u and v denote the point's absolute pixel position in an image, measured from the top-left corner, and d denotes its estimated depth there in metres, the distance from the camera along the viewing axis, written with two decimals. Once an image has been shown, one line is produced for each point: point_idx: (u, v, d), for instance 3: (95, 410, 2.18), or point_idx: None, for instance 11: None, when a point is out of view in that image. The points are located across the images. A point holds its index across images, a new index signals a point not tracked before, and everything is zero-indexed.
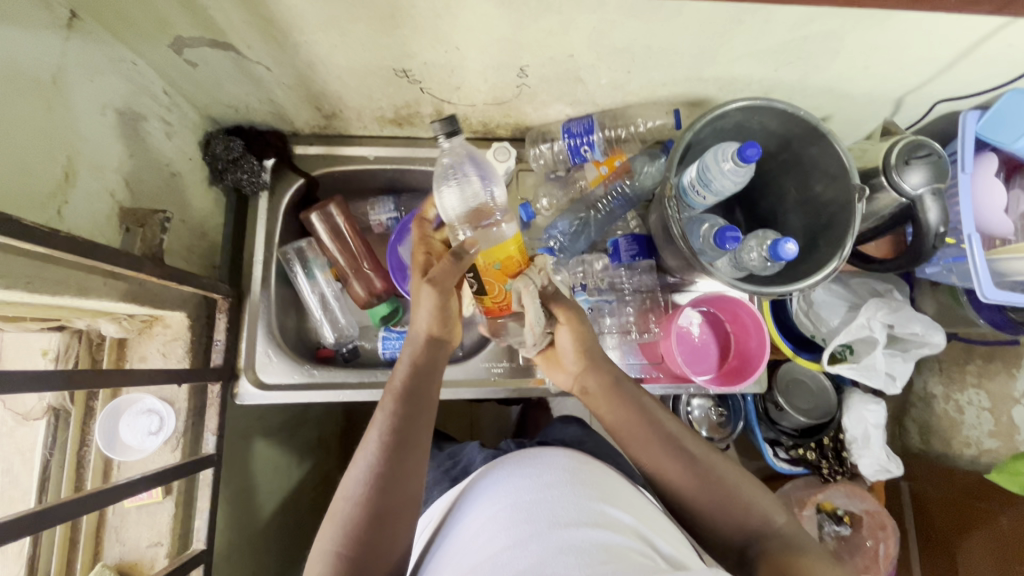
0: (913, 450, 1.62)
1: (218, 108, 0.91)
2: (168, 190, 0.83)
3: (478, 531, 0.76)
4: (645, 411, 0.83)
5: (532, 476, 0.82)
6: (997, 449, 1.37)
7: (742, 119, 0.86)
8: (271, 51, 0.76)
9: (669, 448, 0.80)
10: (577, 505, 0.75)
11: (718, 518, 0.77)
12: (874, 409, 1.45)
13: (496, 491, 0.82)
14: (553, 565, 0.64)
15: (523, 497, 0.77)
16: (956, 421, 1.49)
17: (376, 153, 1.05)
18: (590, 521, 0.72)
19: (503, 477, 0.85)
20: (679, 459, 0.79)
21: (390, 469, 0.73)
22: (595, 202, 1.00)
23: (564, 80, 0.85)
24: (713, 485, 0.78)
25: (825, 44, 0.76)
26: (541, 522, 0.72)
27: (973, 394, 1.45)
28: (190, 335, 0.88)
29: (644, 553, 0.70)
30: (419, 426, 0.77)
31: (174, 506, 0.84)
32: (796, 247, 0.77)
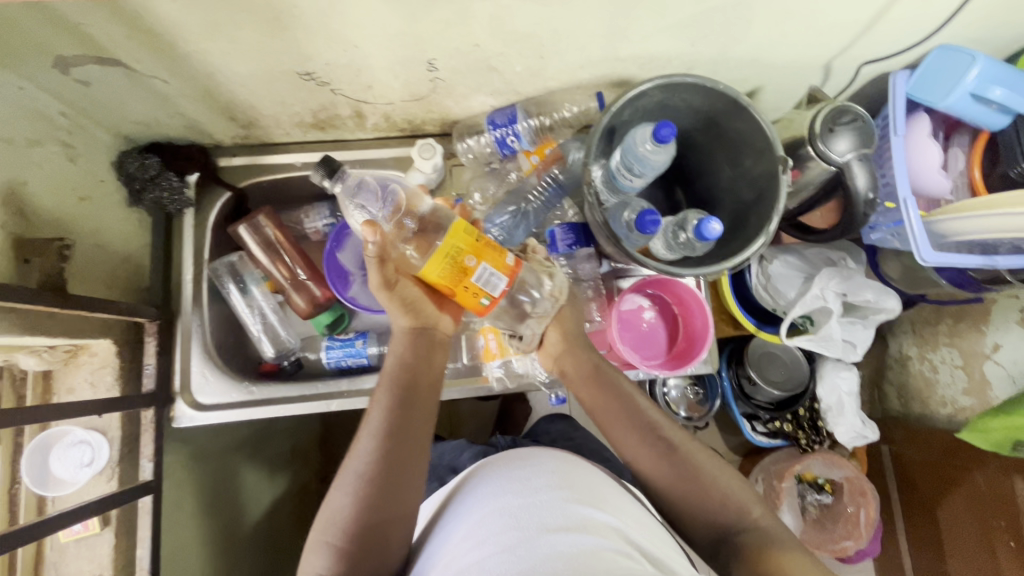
0: (893, 413, 1.59)
1: (128, 126, 0.88)
2: (76, 216, 0.80)
3: (463, 541, 0.73)
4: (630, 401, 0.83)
5: (520, 478, 0.78)
6: (973, 406, 1.33)
7: (663, 98, 0.83)
8: (161, 63, 0.72)
9: (648, 437, 0.80)
10: (563, 510, 0.72)
11: (694, 506, 0.76)
12: (846, 375, 1.43)
13: (480, 494, 0.78)
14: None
15: (509, 503, 0.74)
16: (931, 380, 1.46)
17: (303, 159, 1.02)
18: (576, 530, 0.69)
19: (488, 479, 0.81)
20: (659, 448, 0.79)
21: (387, 465, 0.71)
22: (528, 193, 0.98)
23: (477, 70, 0.82)
24: (689, 477, 0.77)
25: (734, 14, 0.74)
26: (528, 531, 0.69)
27: (946, 352, 1.41)
28: (118, 362, 0.85)
29: (632, 558, 0.68)
30: (416, 420, 0.76)
31: (114, 538, 0.82)
32: (721, 225, 0.75)
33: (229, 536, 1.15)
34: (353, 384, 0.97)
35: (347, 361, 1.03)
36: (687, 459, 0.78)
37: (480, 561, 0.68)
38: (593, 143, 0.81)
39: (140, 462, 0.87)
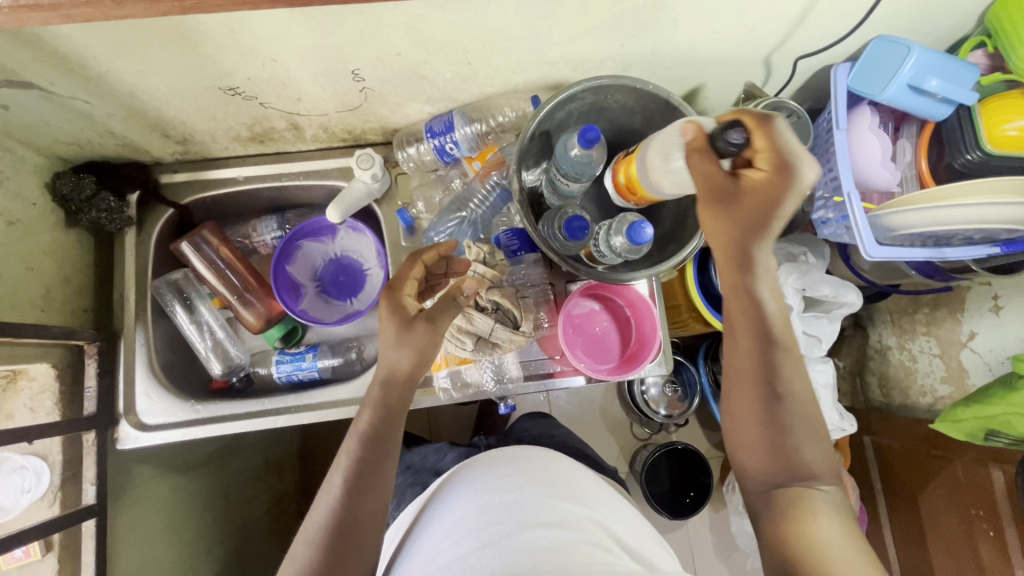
0: (875, 403, 1.56)
1: (61, 147, 0.87)
2: (6, 241, 0.80)
3: (445, 534, 0.78)
4: (762, 330, 0.67)
5: (502, 477, 0.84)
6: (950, 395, 1.31)
7: (596, 100, 0.82)
8: (77, 83, 0.71)
9: (758, 375, 0.67)
10: (543, 505, 0.78)
11: (761, 443, 0.66)
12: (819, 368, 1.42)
13: (461, 492, 0.84)
14: (517, 565, 0.68)
15: (491, 499, 0.80)
16: (911, 370, 1.43)
17: (246, 173, 1.01)
18: (558, 521, 0.76)
19: (471, 476, 0.87)
20: (771, 388, 0.66)
21: (342, 524, 0.70)
22: (472, 198, 0.97)
23: (406, 78, 0.81)
24: (777, 430, 0.66)
25: (658, 13, 0.73)
26: (509, 524, 0.75)
27: (924, 341, 1.39)
28: (57, 386, 0.84)
29: (606, 548, 0.74)
30: (379, 476, 0.74)
31: (57, 563, 0.82)
32: (653, 230, 0.75)
33: (196, 552, 1.15)
34: (299, 399, 0.96)
35: (298, 374, 1.02)
36: (788, 407, 0.66)
37: (459, 554, 0.72)
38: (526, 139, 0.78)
39: (85, 485, 0.86)
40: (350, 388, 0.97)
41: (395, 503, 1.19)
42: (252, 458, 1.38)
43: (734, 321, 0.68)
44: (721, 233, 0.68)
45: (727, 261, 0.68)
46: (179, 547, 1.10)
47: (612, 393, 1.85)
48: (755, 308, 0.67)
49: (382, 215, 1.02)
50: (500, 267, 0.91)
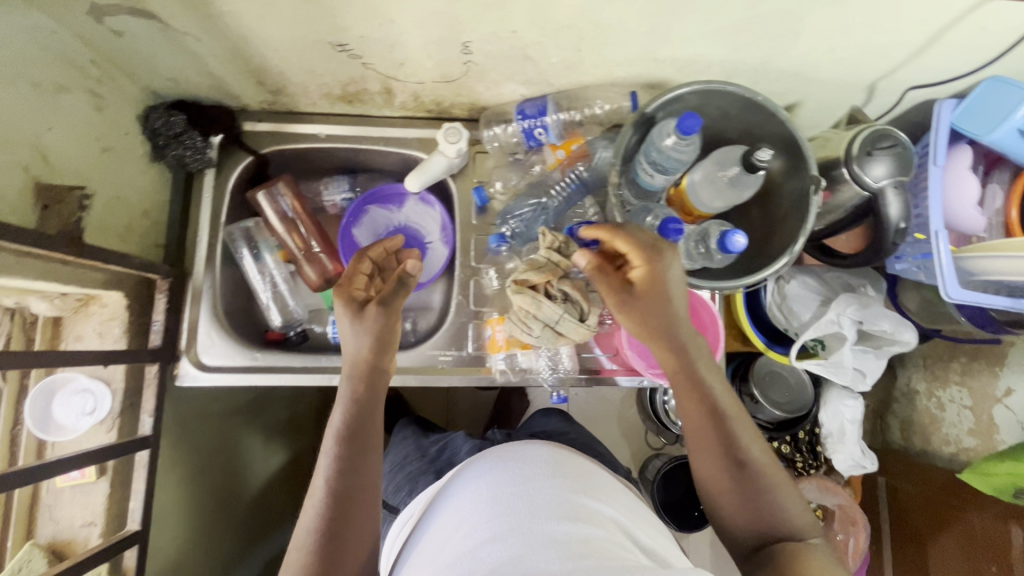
0: (893, 445, 1.55)
1: (157, 81, 0.88)
2: (99, 166, 0.80)
3: (456, 525, 0.74)
4: (711, 399, 0.73)
5: (515, 468, 0.80)
6: (975, 448, 1.30)
7: (698, 104, 0.81)
8: (198, 20, 0.71)
9: (721, 441, 0.71)
10: (557, 498, 0.74)
11: (735, 512, 0.70)
12: (851, 404, 1.41)
13: (472, 482, 0.80)
14: (533, 558, 0.63)
15: (503, 489, 0.75)
16: (936, 419, 1.42)
17: (327, 131, 1.01)
18: (573, 514, 0.72)
19: (482, 466, 0.83)
20: (737, 444, 0.71)
21: (333, 525, 0.69)
22: (551, 187, 0.97)
23: (512, 57, 0.81)
24: (749, 496, 0.69)
25: (783, 23, 0.72)
26: (522, 514, 0.71)
27: (956, 391, 1.37)
28: (127, 315, 0.85)
29: (624, 545, 0.71)
30: (365, 466, 0.73)
31: (109, 488, 0.83)
32: (745, 239, 0.73)
33: (222, 498, 1.16)
34: None
35: None
36: (756, 463, 0.70)
37: (470, 544, 0.68)
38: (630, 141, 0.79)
39: (142, 417, 0.87)
40: (406, 357, 0.97)
41: (409, 482, 1.17)
42: (279, 413, 1.40)
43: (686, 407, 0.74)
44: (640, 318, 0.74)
45: (665, 346, 0.74)
46: (208, 490, 1.12)
47: (632, 400, 1.84)
48: (699, 380, 0.73)
49: (457, 190, 1.02)
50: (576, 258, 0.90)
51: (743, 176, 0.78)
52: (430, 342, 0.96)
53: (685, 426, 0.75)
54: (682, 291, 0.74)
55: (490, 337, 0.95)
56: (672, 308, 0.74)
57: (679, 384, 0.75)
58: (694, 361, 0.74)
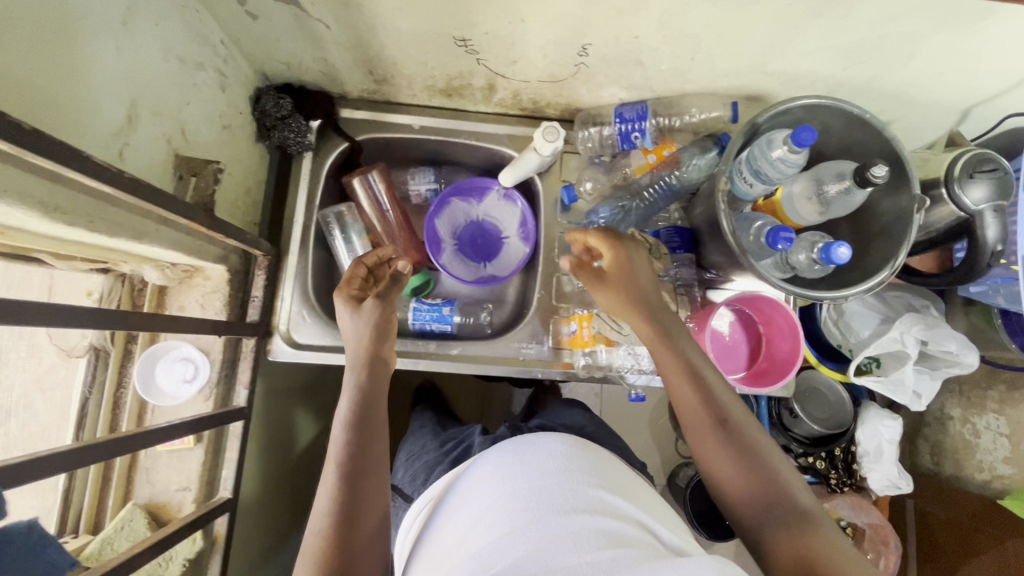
0: (921, 470, 1.48)
1: (272, 64, 0.90)
2: (219, 142, 0.83)
3: (468, 526, 0.65)
4: (693, 367, 0.74)
5: (532, 463, 0.70)
6: (1012, 476, 1.24)
7: (805, 118, 0.82)
8: (335, 7, 0.74)
9: (710, 411, 0.71)
10: (575, 493, 0.65)
11: (738, 484, 0.67)
12: (890, 424, 1.35)
13: (488, 479, 0.71)
14: (549, 557, 0.55)
15: (520, 486, 0.66)
16: (970, 444, 1.35)
17: (421, 122, 1.03)
18: (591, 509, 0.63)
19: (497, 462, 0.74)
20: (724, 413, 0.71)
21: (347, 507, 0.67)
22: (639, 191, 0.99)
23: (624, 62, 0.83)
24: (750, 467, 0.67)
25: (902, 45, 0.74)
26: (540, 512, 0.61)
27: (991, 419, 1.30)
28: (228, 289, 0.88)
29: (647, 541, 0.62)
30: (376, 454, 0.73)
31: (204, 454, 0.86)
32: (849, 251, 0.75)
33: (285, 474, 1.18)
34: (440, 348, 0.99)
35: (431, 325, 1.03)
36: (749, 432, 0.70)
37: (484, 544, 0.59)
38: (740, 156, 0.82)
39: (237, 389, 0.89)
40: (490, 347, 0.99)
41: (424, 472, 1.06)
42: (333, 396, 1.41)
43: (675, 379, 0.74)
44: (618, 303, 0.80)
45: (648, 324, 0.78)
46: (275, 467, 1.13)
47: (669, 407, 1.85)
48: (676, 354, 0.75)
49: (543, 188, 1.05)
50: (664, 261, 0.95)
51: (848, 190, 0.80)
52: (515, 334, 0.99)
53: (679, 401, 0.74)
54: (651, 277, 0.81)
55: (575, 333, 0.97)
56: (654, 293, 0.79)
57: (664, 361, 0.76)
58: (677, 334, 0.77)
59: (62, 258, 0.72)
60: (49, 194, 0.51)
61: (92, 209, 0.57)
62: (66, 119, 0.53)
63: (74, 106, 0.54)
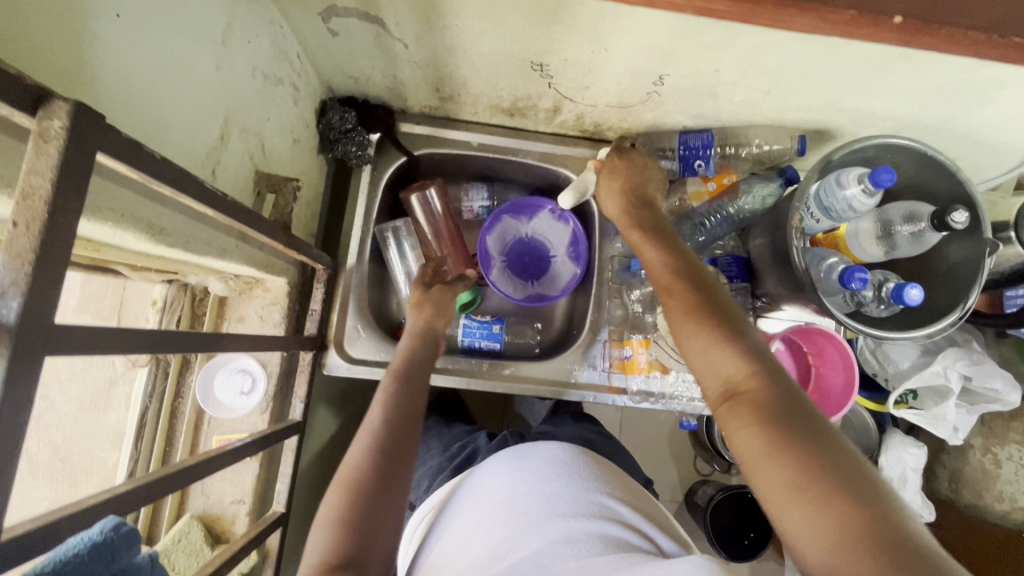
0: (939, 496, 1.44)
1: (339, 78, 0.90)
2: (289, 156, 0.83)
3: (470, 531, 0.67)
4: (715, 314, 0.58)
5: (529, 467, 0.71)
6: None
7: (876, 155, 0.82)
8: (418, 29, 0.74)
9: (735, 367, 0.55)
10: (575, 497, 0.66)
11: (759, 434, 0.51)
12: (914, 452, 1.32)
13: (490, 483, 0.73)
14: (546, 563, 0.56)
15: (519, 492, 0.67)
16: (989, 473, 1.30)
17: (480, 140, 1.03)
18: (593, 514, 0.64)
19: (497, 468, 0.75)
20: (760, 371, 0.54)
21: (368, 502, 0.59)
22: (698, 220, 0.98)
23: (698, 93, 0.83)
24: (776, 413, 0.51)
25: (984, 89, 0.74)
26: (537, 517, 0.63)
27: (1015, 448, 1.27)
28: (287, 302, 0.88)
29: (647, 545, 0.62)
30: (404, 457, 0.64)
31: (258, 467, 0.85)
32: (922, 293, 0.75)
33: (322, 484, 1.18)
34: (492, 368, 0.99)
35: (479, 343, 1.03)
36: (782, 389, 0.53)
37: (486, 551, 0.61)
38: (811, 191, 0.82)
39: (292, 402, 0.89)
40: (541, 368, 0.99)
41: (429, 478, 1.06)
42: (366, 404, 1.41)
43: (682, 305, 0.60)
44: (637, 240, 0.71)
45: (665, 268, 0.65)
46: (314, 478, 1.12)
47: None
48: (684, 290, 0.62)
49: (598, 210, 1.04)
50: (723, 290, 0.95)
51: (920, 234, 0.80)
52: (567, 356, 1.00)
53: (684, 332, 0.60)
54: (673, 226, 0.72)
55: (630, 358, 0.96)
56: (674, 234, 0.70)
57: (670, 286, 0.63)
58: (698, 271, 0.63)
59: (136, 270, 0.72)
60: (155, 216, 0.51)
61: (187, 228, 0.57)
62: (173, 141, 0.53)
63: (179, 127, 0.54)
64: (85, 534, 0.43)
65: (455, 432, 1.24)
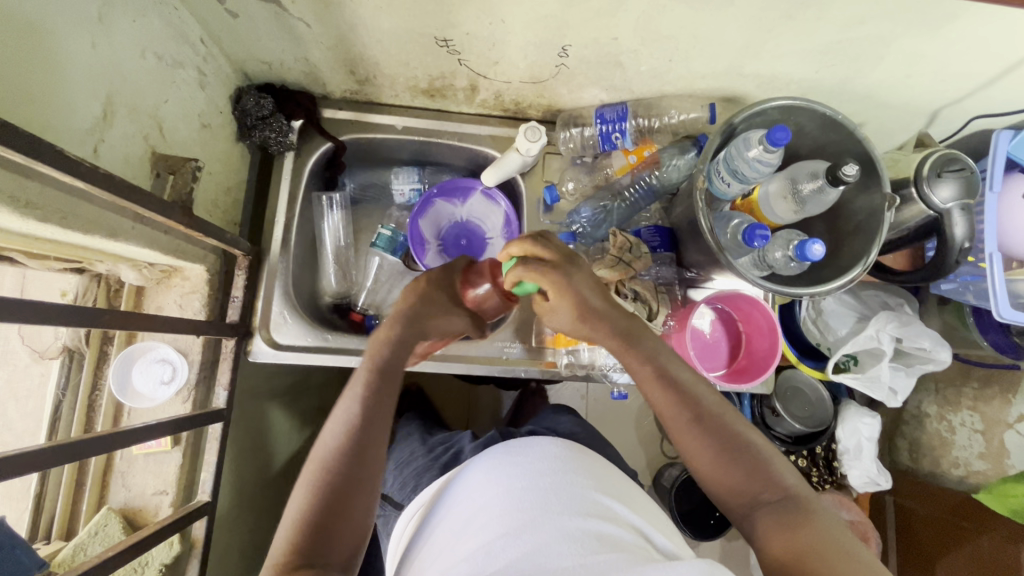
0: (899, 467, 1.43)
1: (253, 64, 0.90)
2: (199, 141, 0.82)
3: (470, 526, 0.63)
4: (664, 367, 0.69)
5: (524, 464, 0.70)
6: (986, 471, 1.21)
7: (780, 118, 0.84)
8: (315, 5, 0.74)
9: (678, 398, 0.68)
10: (570, 493, 0.64)
11: (722, 472, 0.65)
12: (869, 422, 1.32)
13: (482, 481, 0.69)
14: (547, 554, 0.54)
15: (513, 489, 0.64)
16: (946, 441, 1.31)
17: (404, 123, 1.03)
18: (583, 513, 0.61)
19: (493, 460, 0.72)
20: (687, 407, 0.67)
21: (330, 517, 0.58)
22: (620, 191, 1.00)
23: (604, 64, 0.84)
24: (735, 449, 0.65)
25: (871, 47, 0.76)
26: (534, 514, 0.60)
27: (967, 415, 1.28)
28: (207, 290, 0.87)
29: (640, 544, 0.60)
30: (374, 455, 0.63)
31: (181, 458, 0.84)
32: (823, 248, 0.77)
33: (272, 482, 1.15)
34: None
35: None
36: (735, 436, 0.66)
37: (486, 546, 0.57)
38: (716, 156, 0.84)
39: (216, 390, 0.88)
40: (475, 347, 1.00)
41: (414, 478, 0.96)
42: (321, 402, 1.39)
43: (648, 377, 0.69)
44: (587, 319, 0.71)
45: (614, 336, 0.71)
46: (256, 475, 1.09)
47: None
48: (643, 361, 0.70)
49: (526, 189, 1.05)
50: (646, 259, 0.94)
51: (821, 190, 0.81)
52: (499, 334, 1.00)
53: (653, 393, 0.69)
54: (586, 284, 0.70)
55: (558, 332, 0.97)
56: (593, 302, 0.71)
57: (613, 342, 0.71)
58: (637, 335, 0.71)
59: (35, 258, 0.71)
60: (19, 189, 0.51)
61: (62, 204, 0.56)
62: (41, 112, 0.53)
63: (44, 99, 0.54)
64: None
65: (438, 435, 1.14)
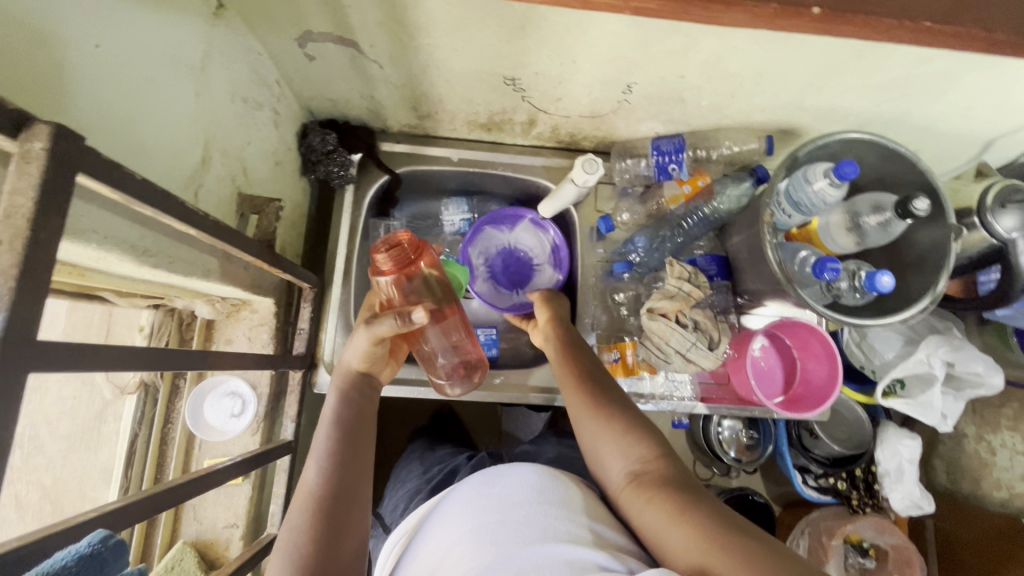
0: (937, 489, 1.41)
1: (319, 101, 0.92)
2: (272, 179, 0.85)
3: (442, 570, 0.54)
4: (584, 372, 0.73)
5: (499, 496, 0.60)
6: None
7: (841, 150, 0.85)
8: (391, 49, 0.76)
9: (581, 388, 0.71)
10: (548, 527, 0.55)
11: (624, 464, 0.63)
12: (909, 444, 1.26)
13: (459, 515, 0.60)
14: None
15: (486, 521, 0.56)
16: (986, 462, 1.28)
17: (460, 154, 1.05)
18: (558, 537, 0.53)
19: (470, 494, 0.62)
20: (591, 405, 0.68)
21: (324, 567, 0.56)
22: (677, 222, 1.02)
23: (666, 99, 0.86)
24: (632, 442, 0.63)
25: (935, 83, 0.77)
26: (502, 546, 0.52)
27: (1007, 436, 1.24)
28: (275, 322, 0.88)
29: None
30: (352, 494, 0.62)
31: (250, 491, 0.85)
32: (893, 280, 0.77)
33: None
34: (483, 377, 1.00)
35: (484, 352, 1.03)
36: (639, 431, 0.65)
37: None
38: (779, 188, 0.85)
39: (283, 422, 0.89)
40: (530, 376, 1.01)
41: (405, 500, 0.94)
42: None
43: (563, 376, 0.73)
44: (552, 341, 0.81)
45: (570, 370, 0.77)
46: None
47: None
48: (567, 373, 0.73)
49: (579, 218, 1.06)
50: (705, 288, 0.95)
51: (887, 222, 0.82)
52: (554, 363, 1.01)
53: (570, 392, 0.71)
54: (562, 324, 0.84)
55: (617, 361, 0.97)
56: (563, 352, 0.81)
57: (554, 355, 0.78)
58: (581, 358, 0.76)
59: (124, 296, 0.74)
60: (138, 238, 0.52)
61: (168, 250, 0.58)
62: (156, 162, 0.55)
63: (159, 148, 0.56)
64: (72, 548, 0.41)
65: (437, 451, 1.10)
